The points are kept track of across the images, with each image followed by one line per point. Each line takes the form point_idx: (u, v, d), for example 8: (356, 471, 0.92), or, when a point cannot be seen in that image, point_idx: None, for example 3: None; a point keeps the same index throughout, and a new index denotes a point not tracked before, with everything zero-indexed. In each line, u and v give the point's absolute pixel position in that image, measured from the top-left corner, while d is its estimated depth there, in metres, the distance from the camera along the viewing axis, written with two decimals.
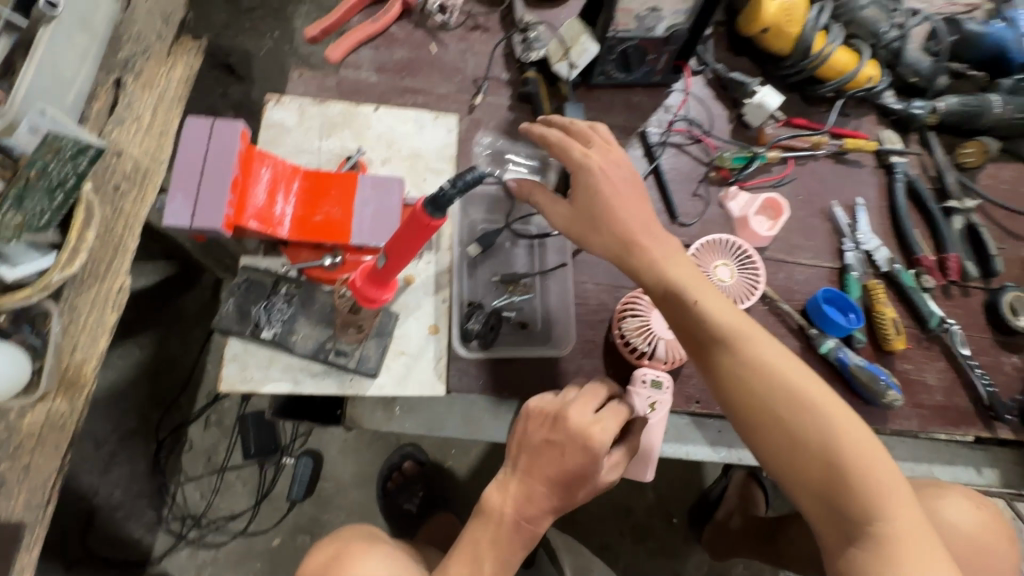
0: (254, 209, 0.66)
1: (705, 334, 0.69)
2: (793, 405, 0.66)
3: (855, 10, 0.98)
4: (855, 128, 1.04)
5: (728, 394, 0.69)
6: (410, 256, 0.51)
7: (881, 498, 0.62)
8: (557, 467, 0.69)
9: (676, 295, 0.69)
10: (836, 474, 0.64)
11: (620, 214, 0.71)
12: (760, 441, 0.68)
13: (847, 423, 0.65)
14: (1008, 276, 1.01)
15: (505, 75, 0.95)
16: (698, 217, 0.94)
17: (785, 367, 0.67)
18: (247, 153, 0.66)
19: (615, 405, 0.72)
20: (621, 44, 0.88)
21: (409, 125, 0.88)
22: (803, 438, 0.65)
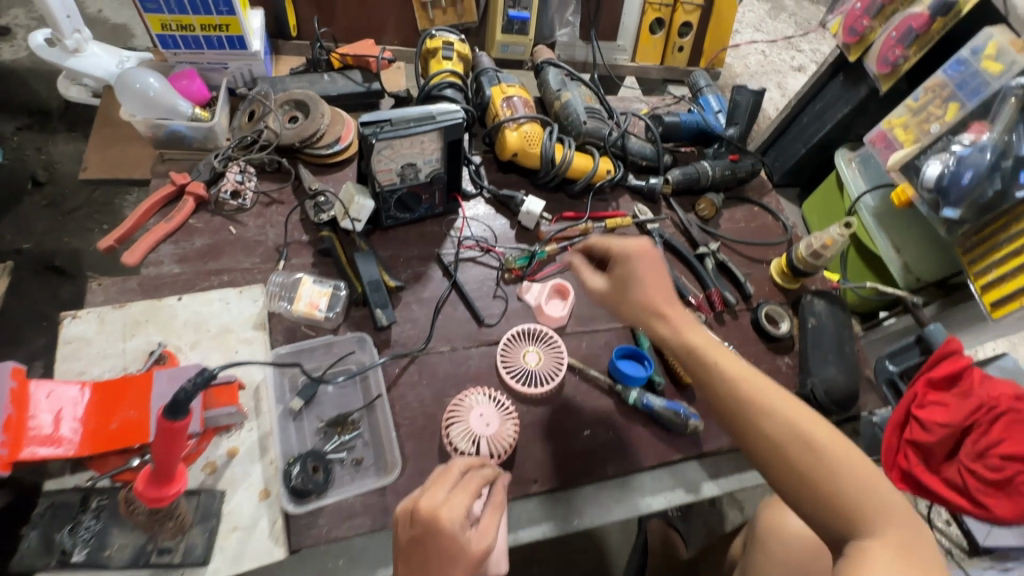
0: (34, 438, 0.72)
1: (715, 379, 0.68)
2: (797, 444, 0.61)
3: (579, 125, 1.23)
4: (615, 208, 1.27)
5: (746, 437, 0.65)
6: (173, 453, 0.58)
7: (880, 533, 0.56)
8: (425, 553, 0.66)
9: (694, 350, 0.71)
10: (845, 512, 0.58)
11: (645, 281, 0.77)
12: (773, 479, 0.63)
13: (863, 470, 0.59)
14: (762, 294, 1.24)
15: (305, 237, 1.07)
16: (501, 315, 1.08)
17: (795, 410, 0.63)
18: (21, 388, 0.73)
19: (468, 482, 0.73)
20: (393, 194, 1.04)
21: (215, 304, 0.95)
22: (804, 475, 0.60)
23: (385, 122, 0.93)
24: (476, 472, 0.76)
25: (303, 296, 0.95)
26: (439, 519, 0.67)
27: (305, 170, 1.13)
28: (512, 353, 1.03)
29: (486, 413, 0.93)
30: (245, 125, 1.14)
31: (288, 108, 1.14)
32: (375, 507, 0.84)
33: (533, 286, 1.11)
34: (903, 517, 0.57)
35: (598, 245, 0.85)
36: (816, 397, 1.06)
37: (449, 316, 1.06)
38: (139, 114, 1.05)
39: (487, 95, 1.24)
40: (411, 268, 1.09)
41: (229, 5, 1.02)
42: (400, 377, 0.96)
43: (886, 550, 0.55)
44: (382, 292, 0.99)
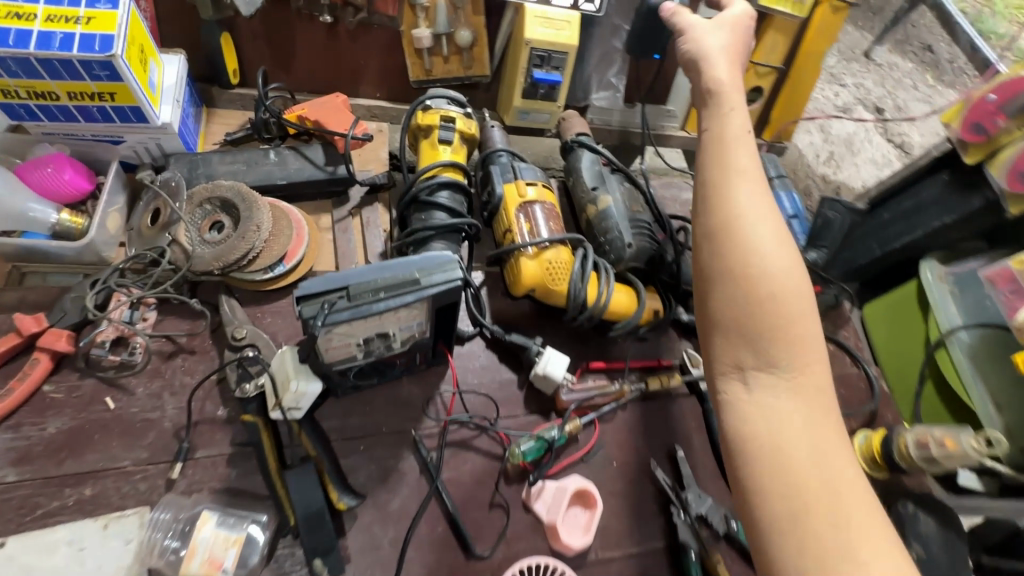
0: None
1: (710, 166, 0.62)
2: (792, 266, 0.57)
3: (622, 247, 0.90)
4: (657, 354, 0.96)
5: (709, 218, 0.60)
6: None
7: (798, 375, 0.55)
8: None
9: (723, 179, 0.61)
10: (752, 321, 0.56)
11: (729, 162, 0.62)
12: (713, 259, 0.59)
13: (800, 279, 0.57)
14: None
15: (221, 412, 0.73)
16: (498, 539, 0.76)
17: (779, 239, 0.58)
18: None
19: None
20: (352, 368, 0.71)
21: (60, 551, 0.62)
22: (779, 326, 0.55)
23: (340, 291, 0.60)
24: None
25: (198, 546, 0.63)
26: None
27: (232, 302, 0.79)
28: None
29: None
30: (145, 231, 0.78)
31: (207, 209, 0.79)
32: None
33: (546, 490, 0.79)
34: (837, 438, 0.53)
35: (686, 48, 0.71)
36: None
37: (425, 540, 0.74)
38: None
39: (497, 194, 0.89)
40: (374, 461, 0.77)
41: (108, 69, 0.66)
42: None
43: (800, 405, 0.54)
44: (327, 526, 0.67)
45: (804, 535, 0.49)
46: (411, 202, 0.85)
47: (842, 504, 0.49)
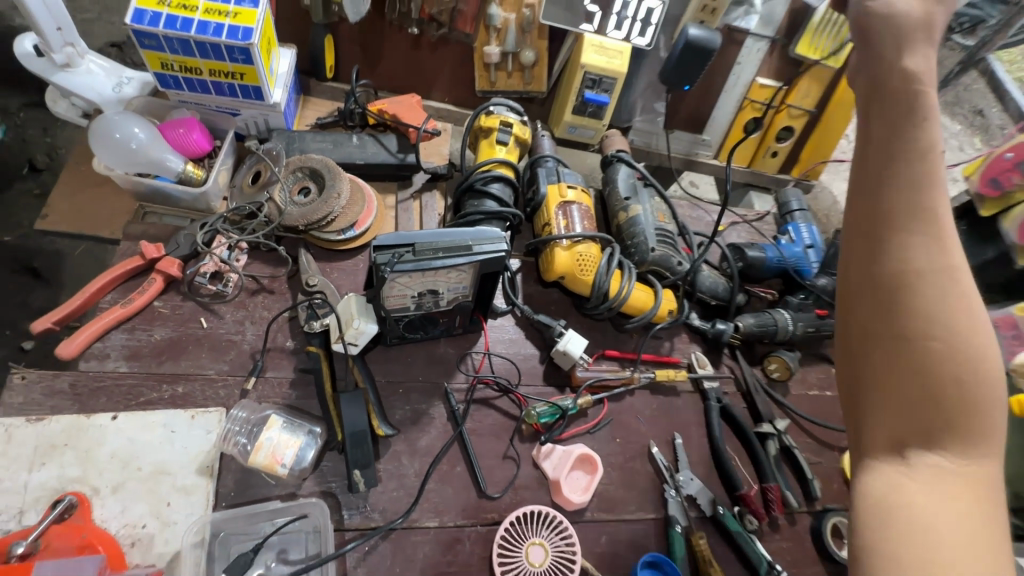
0: None
1: (911, 182, 0.50)
2: (962, 321, 0.48)
3: (645, 251, 1.02)
4: (668, 351, 1.07)
5: (885, 271, 0.50)
6: None
7: (965, 466, 0.47)
8: None
9: (906, 222, 0.50)
10: (909, 399, 0.48)
11: (921, 193, 0.50)
12: (869, 315, 0.51)
13: (982, 354, 0.48)
14: (828, 495, 1.01)
15: (290, 343, 0.87)
16: (508, 485, 0.87)
17: (963, 299, 0.48)
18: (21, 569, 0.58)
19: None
20: (404, 318, 0.84)
21: (156, 430, 0.75)
22: (952, 414, 0.47)
23: (407, 246, 0.73)
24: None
25: (264, 444, 0.74)
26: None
27: (307, 255, 0.93)
28: (514, 542, 0.82)
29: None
30: (246, 188, 0.95)
31: (298, 176, 0.94)
32: None
33: (554, 451, 0.89)
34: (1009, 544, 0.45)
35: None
36: None
37: (444, 476, 0.85)
38: (119, 168, 0.86)
39: (541, 191, 1.03)
40: (409, 404, 0.88)
41: (245, 54, 0.83)
42: (367, 555, 0.77)
43: (970, 502, 0.46)
44: (366, 445, 0.79)
45: None
46: (466, 190, 0.99)
47: None
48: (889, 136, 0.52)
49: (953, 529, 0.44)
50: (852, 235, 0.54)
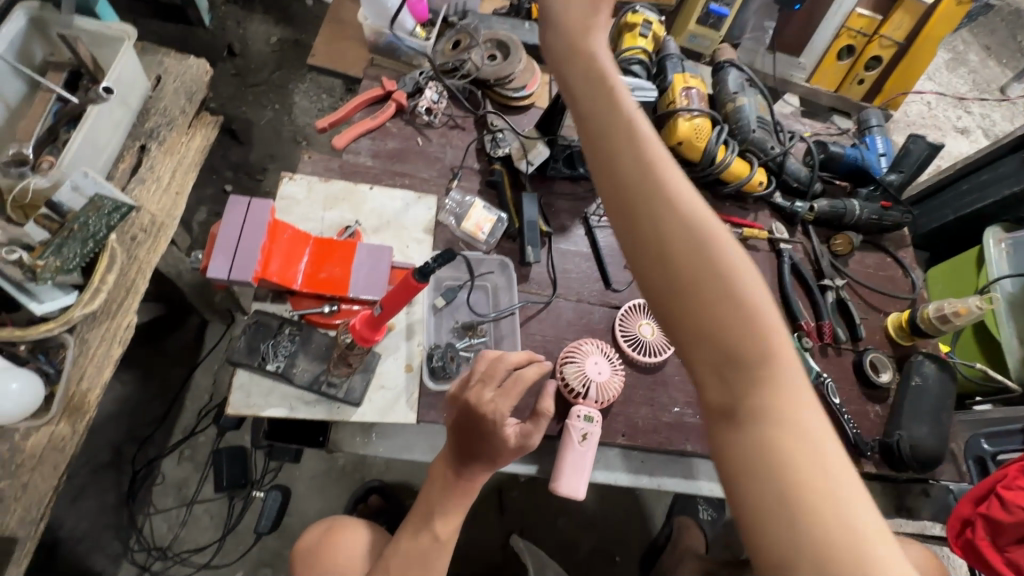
0: (323, 280, 0.88)
1: (633, 158, 0.53)
2: (705, 269, 0.49)
3: (747, 132, 1.28)
4: (752, 219, 1.33)
5: (643, 231, 0.51)
6: (399, 306, 0.72)
7: (775, 409, 0.46)
8: (474, 433, 0.79)
9: (626, 195, 0.52)
10: (723, 347, 0.47)
11: (628, 168, 0.53)
12: (676, 284, 0.49)
13: (726, 297, 0.48)
14: (871, 342, 1.27)
15: (478, 165, 1.18)
16: (628, 284, 1.17)
17: (715, 261, 0.49)
18: (348, 244, 0.91)
19: (517, 383, 0.79)
20: (567, 149, 1.15)
21: (397, 201, 1.09)
22: (749, 357, 0.47)
23: None
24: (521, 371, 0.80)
25: (472, 217, 1.09)
26: (471, 404, 0.78)
27: (490, 106, 1.23)
28: (631, 319, 1.12)
29: (601, 362, 1.03)
30: (448, 52, 1.21)
31: (488, 46, 1.24)
32: None
33: None
34: (851, 472, 0.44)
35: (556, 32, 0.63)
36: (900, 449, 1.10)
37: (581, 271, 1.16)
38: (372, 20, 1.21)
39: (668, 79, 1.29)
40: (559, 220, 1.19)
41: None
42: (532, 311, 1.09)
43: (786, 433, 0.45)
44: (536, 232, 1.10)
45: (814, 558, 0.41)
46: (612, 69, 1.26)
47: (845, 529, 0.42)
48: (598, 114, 0.57)
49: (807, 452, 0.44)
50: (616, 197, 0.53)
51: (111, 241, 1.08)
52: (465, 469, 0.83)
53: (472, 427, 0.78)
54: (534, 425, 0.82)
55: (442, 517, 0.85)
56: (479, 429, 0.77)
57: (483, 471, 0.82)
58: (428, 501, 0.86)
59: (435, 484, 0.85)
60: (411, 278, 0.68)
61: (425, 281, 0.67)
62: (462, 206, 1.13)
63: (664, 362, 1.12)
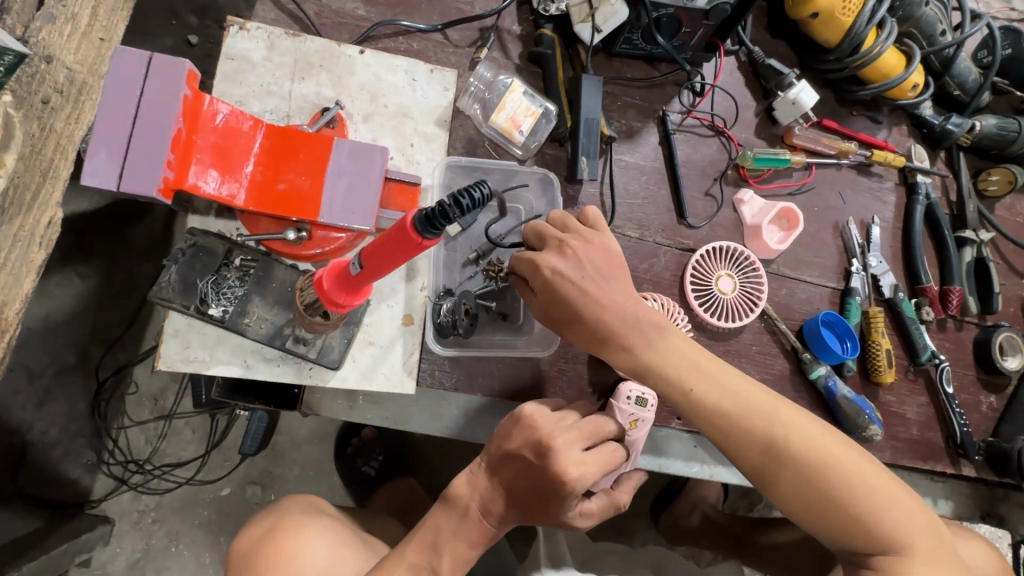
0: (281, 194, 0.59)
1: (678, 362, 0.67)
2: (780, 447, 0.64)
3: (916, 6, 0.87)
4: (884, 138, 0.97)
5: (728, 433, 0.66)
6: (389, 267, 0.45)
7: (869, 520, 0.62)
8: (529, 483, 0.64)
9: (695, 403, 0.66)
10: (812, 493, 0.63)
11: (676, 374, 0.67)
12: (725, 451, 0.67)
13: (800, 452, 0.63)
14: (1002, 316, 0.99)
15: (517, 28, 0.81)
16: (708, 219, 0.86)
17: (775, 430, 0.64)
18: (321, 140, 0.60)
19: (601, 449, 0.66)
20: (654, 13, 0.75)
21: (399, 75, 0.75)
22: (835, 491, 0.62)
23: None
24: (606, 431, 0.69)
25: (506, 106, 0.75)
26: (560, 471, 0.62)
27: None
28: (707, 269, 0.84)
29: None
30: None
31: None
32: (511, 377, 0.75)
33: (755, 198, 0.87)
34: (927, 534, 0.63)
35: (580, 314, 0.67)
36: (1019, 458, 0.88)
37: (648, 197, 0.85)
38: None
39: None
40: (625, 120, 0.85)
41: None
42: None
43: (882, 532, 0.62)
44: (596, 136, 0.77)
45: None
46: None
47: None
48: (612, 351, 0.68)
49: (886, 520, 0.62)
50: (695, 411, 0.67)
51: (7, 98, 0.50)
52: (497, 511, 0.66)
53: (548, 485, 0.63)
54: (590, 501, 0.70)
55: (448, 553, 0.66)
56: (545, 485, 0.63)
57: (506, 522, 0.67)
58: (434, 530, 0.67)
59: (444, 513, 0.68)
60: (409, 228, 0.42)
61: (431, 235, 0.41)
62: (493, 88, 0.79)
63: (741, 327, 0.86)
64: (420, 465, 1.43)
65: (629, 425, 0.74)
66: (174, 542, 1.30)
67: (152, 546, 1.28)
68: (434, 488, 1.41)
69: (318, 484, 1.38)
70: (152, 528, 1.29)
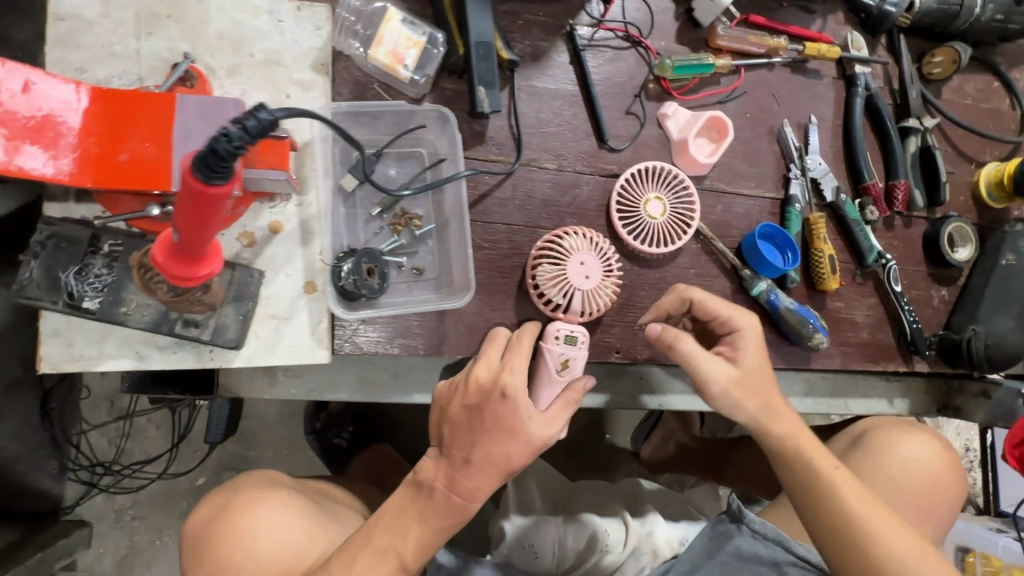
0: (125, 165, 0.52)
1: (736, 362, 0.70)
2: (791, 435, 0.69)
3: None
4: (819, 29, 0.89)
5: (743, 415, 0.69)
6: (194, 228, 0.38)
7: (868, 515, 0.65)
8: (475, 421, 0.65)
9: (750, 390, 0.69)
10: (814, 477, 0.67)
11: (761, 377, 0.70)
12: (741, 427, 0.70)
13: (806, 444, 0.68)
14: (953, 205, 0.95)
15: None
16: (631, 140, 0.80)
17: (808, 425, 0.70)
18: (162, 98, 0.53)
19: (568, 391, 0.70)
20: None
21: (262, 17, 0.67)
22: (832, 480, 0.66)
23: None
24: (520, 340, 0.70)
25: (384, 39, 0.66)
26: (508, 392, 0.65)
27: None
28: (632, 195, 0.79)
29: (591, 262, 0.73)
30: None
31: None
32: (434, 334, 0.72)
33: (680, 111, 0.81)
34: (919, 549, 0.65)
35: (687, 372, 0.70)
36: (969, 349, 0.86)
37: (564, 123, 0.78)
38: None
39: None
40: (529, 41, 0.77)
41: None
42: (493, 192, 0.76)
43: (876, 527, 0.65)
44: (492, 61, 0.70)
45: None
46: None
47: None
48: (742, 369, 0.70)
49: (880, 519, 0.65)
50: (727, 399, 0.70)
51: None
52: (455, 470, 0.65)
53: (487, 399, 0.65)
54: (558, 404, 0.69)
55: (417, 526, 0.65)
56: (487, 408, 0.65)
57: (470, 477, 0.65)
58: (396, 514, 0.66)
59: (398, 502, 0.66)
60: (190, 176, 0.35)
61: (204, 179, 0.33)
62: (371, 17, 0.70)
63: (676, 250, 0.82)
64: (395, 430, 1.43)
65: (560, 366, 0.72)
66: (158, 535, 1.30)
67: (136, 542, 1.29)
68: (410, 450, 1.41)
69: (296, 462, 1.38)
70: (133, 525, 1.29)
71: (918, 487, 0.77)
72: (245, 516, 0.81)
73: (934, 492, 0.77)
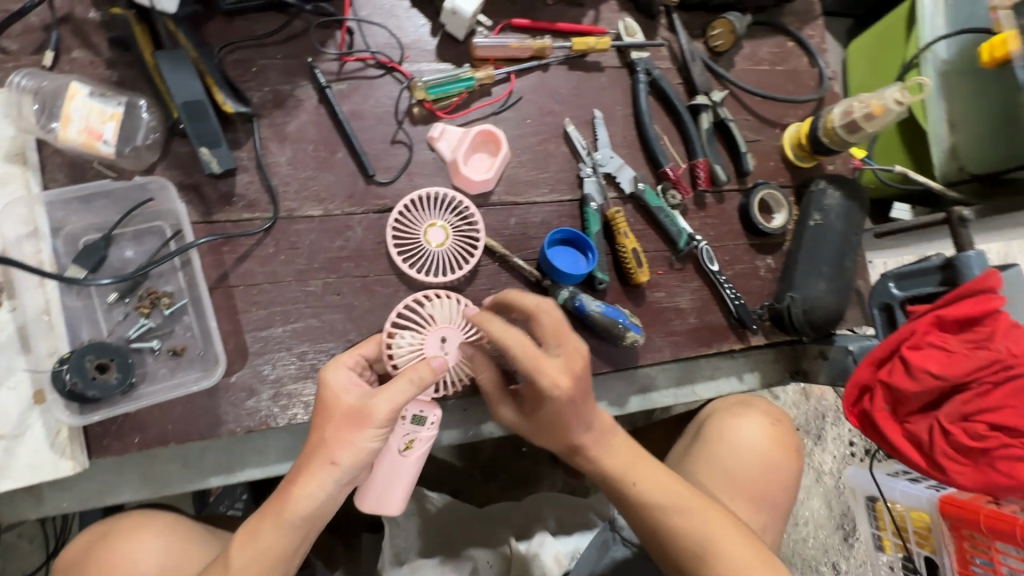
0: None
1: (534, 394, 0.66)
2: (606, 456, 0.67)
3: None
4: (591, 22, 0.88)
5: (556, 444, 0.68)
6: None
7: (677, 511, 0.67)
8: (315, 432, 0.53)
9: (552, 423, 0.66)
10: (627, 490, 0.67)
11: (566, 408, 0.63)
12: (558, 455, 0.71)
13: (622, 458, 0.68)
14: (763, 173, 0.94)
15: (93, 16, 0.67)
16: (401, 169, 0.77)
17: (625, 445, 0.68)
18: None
19: (412, 371, 0.55)
20: None
21: None
22: (645, 492, 0.67)
23: None
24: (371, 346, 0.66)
25: (72, 116, 0.62)
26: (328, 398, 0.54)
27: None
28: (410, 225, 0.76)
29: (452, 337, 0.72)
30: None
31: None
32: (205, 416, 0.67)
33: (449, 130, 0.78)
34: (730, 525, 0.67)
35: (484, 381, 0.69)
36: (791, 316, 0.86)
37: (323, 164, 0.74)
38: None
39: None
40: (267, 87, 0.73)
41: None
42: (253, 252, 0.70)
43: (690, 521, 0.66)
44: (210, 118, 0.66)
45: None
46: None
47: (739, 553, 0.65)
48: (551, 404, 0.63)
49: (684, 512, 0.67)
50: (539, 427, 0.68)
51: None
52: (298, 478, 0.52)
53: (325, 408, 0.54)
54: (406, 384, 0.54)
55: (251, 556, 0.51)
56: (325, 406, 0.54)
57: (322, 483, 0.51)
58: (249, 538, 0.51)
59: (244, 529, 0.52)
60: None
61: None
62: (59, 91, 0.64)
63: (471, 275, 0.78)
64: None
65: (404, 446, 0.67)
66: None
67: None
68: None
69: None
70: None
71: (761, 465, 0.80)
72: (136, 533, 0.63)
73: (766, 461, 0.81)
